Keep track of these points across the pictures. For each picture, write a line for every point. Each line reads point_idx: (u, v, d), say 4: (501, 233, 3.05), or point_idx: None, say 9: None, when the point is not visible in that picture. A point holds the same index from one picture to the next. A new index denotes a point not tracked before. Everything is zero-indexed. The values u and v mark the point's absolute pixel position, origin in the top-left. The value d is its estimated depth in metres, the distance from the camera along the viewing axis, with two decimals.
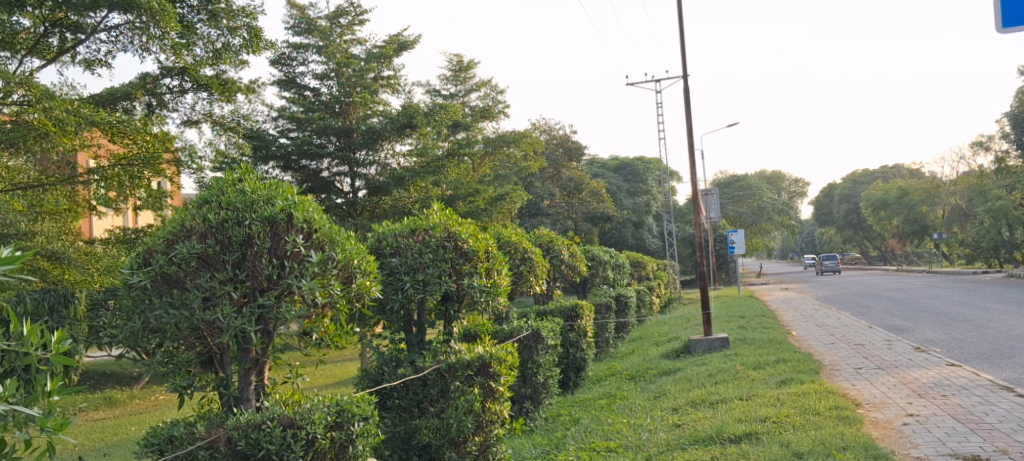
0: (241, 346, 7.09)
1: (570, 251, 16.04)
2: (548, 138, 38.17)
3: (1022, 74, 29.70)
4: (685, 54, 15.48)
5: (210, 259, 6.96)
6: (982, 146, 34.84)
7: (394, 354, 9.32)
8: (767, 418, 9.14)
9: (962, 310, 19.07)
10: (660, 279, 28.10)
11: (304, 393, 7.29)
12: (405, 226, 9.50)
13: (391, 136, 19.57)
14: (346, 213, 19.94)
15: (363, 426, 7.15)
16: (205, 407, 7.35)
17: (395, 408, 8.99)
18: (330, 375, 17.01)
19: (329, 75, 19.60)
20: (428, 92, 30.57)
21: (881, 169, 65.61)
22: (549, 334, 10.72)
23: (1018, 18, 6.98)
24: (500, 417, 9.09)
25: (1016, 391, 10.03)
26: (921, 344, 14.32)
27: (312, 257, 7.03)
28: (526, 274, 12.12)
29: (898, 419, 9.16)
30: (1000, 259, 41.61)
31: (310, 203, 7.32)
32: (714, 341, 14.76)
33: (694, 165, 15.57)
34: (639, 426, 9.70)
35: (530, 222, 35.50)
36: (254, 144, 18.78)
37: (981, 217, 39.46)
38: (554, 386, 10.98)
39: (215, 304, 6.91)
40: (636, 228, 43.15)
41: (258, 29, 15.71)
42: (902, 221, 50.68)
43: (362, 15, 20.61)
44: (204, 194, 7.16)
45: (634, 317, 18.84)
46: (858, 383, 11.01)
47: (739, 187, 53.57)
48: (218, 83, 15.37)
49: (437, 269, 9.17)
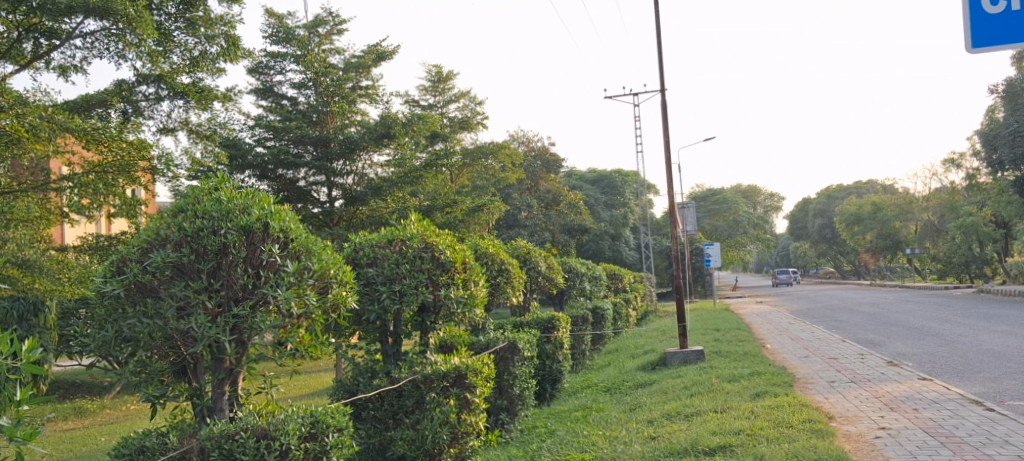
0: (214, 356, 7.04)
1: (548, 262, 16.04)
2: (526, 149, 38.19)
3: (992, 92, 29.98)
4: (662, 66, 15.56)
5: (185, 268, 6.91)
6: (953, 163, 35.18)
7: (369, 365, 9.28)
8: (740, 431, 9.18)
9: (934, 325, 19.24)
10: (637, 291, 28.16)
11: (279, 404, 7.24)
12: (382, 236, 9.51)
13: (368, 145, 19.56)
14: (323, 223, 19.85)
15: (338, 437, 7.09)
16: (178, 417, 7.28)
17: (370, 419, 8.94)
18: (305, 386, 16.87)
19: (306, 84, 19.56)
20: (406, 102, 30.57)
21: (855, 185, 66.10)
22: (525, 346, 10.70)
23: (987, 39, 6.97)
24: (476, 429, 9.08)
25: (986, 405, 10.13)
26: (894, 358, 14.44)
27: (288, 267, 7.01)
28: (503, 285, 12.12)
29: (871, 432, 9.21)
30: (971, 274, 42.02)
31: (287, 212, 7.29)
32: (689, 353, 14.79)
33: (671, 178, 15.64)
34: (615, 438, 9.70)
35: (508, 234, 35.54)
36: (230, 152, 18.62)
37: (953, 233, 39.80)
38: (530, 397, 10.99)
39: (189, 314, 6.87)
40: (613, 240, 43.22)
41: (236, 37, 15.69)
42: (875, 236, 51.06)
43: (340, 25, 20.59)
44: (179, 203, 7.11)
45: (611, 329, 18.83)
46: (831, 397, 11.08)
47: (715, 201, 53.83)
48: (194, 90, 15.23)
49: (414, 280, 9.16)
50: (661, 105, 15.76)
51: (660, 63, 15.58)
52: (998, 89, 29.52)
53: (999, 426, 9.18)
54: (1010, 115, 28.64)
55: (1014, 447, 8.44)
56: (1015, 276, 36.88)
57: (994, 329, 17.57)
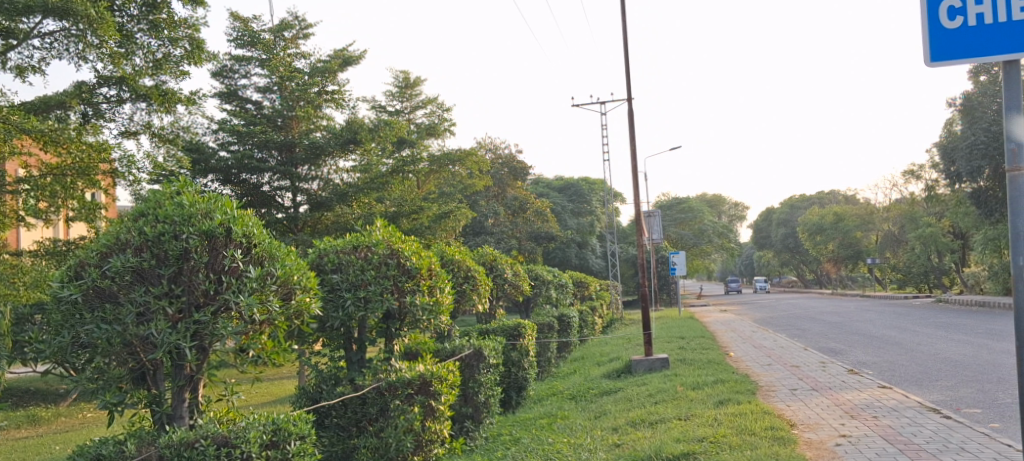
0: (174, 363, 6.91)
1: (514, 270, 15.98)
2: (494, 157, 38.19)
3: (951, 105, 30.40)
4: (628, 74, 15.61)
5: (145, 274, 6.80)
6: (913, 174, 35.64)
7: (333, 372, 9.18)
8: (704, 438, 9.20)
9: (894, 333, 19.48)
10: (603, 298, 28.21)
11: (240, 411, 7.13)
12: (347, 242, 9.44)
13: (334, 150, 19.45)
14: (287, 228, 19.61)
15: (300, 445, 7.00)
16: (137, 424, 7.15)
17: (332, 427, 8.87)
18: (267, 393, 16.69)
19: (271, 88, 19.43)
20: (374, 108, 30.48)
21: (817, 195, 66.81)
22: (490, 353, 10.66)
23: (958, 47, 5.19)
24: (440, 437, 9.04)
25: (943, 413, 10.24)
26: (855, 366, 14.59)
27: (251, 272, 6.93)
28: (469, 292, 12.08)
29: (831, 439, 9.28)
30: (930, 284, 42.62)
31: (249, 217, 7.19)
32: (655, 361, 14.82)
33: (637, 187, 15.68)
34: (579, 446, 9.69)
35: (474, 241, 35.51)
36: (193, 157, 18.41)
37: (912, 243, 40.30)
38: (495, 405, 10.97)
39: (150, 320, 6.77)
40: (579, 248, 43.33)
41: (201, 40, 15.60)
42: (837, 246, 51.57)
43: (306, 29, 20.47)
44: (140, 207, 6.99)
45: (577, 337, 18.80)
46: (793, 404, 11.15)
47: (680, 209, 54.15)
48: (157, 93, 15.02)
49: (379, 286, 9.09)
50: (628, 113, 15.81)
51: (628, 72, 15.63)
52: (956, 102, 30.00)
53: (956, 433, 9.28)
54: (968, 128, 29.09)
55: (969, 454, 8.53)
56: (973, 285, 37.48)
57: (952, 337, 17.81)
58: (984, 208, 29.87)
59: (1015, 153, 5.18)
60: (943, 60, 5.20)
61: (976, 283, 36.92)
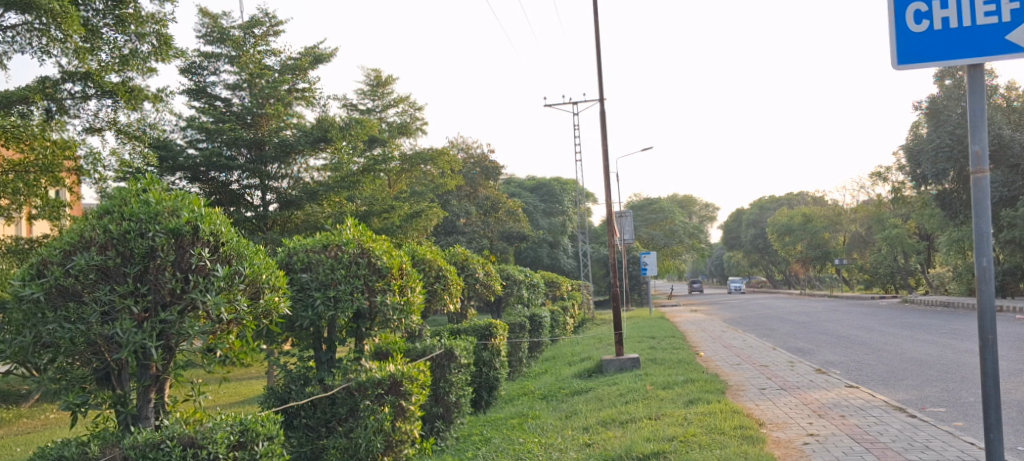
0: (140, 363, 6.80)
1: (485, 269, 15.92)
2: (466, 156, 38.12)
3: (917, 108, 30.73)
4: (600, 74, 15.63)
5: (110, 272, 6.69)
6: (880, 176, 35.98)
7: (302, 372, 9.11)
8: (674, 437, 9.21)
9: (860, 333, 19.63)
10: (575, 298, 28.22)
11: (207, 412, 7.01)
12: (317, 242, 9.35)
13: (304, 149, 19.33)
14: (256, 227, 19.36)
15: (268, 446, 6.89)
16: (101, 425, 7.04)
17: (302, 427, 8.89)
18: (236, 394, 16.52)
19: (241, 86, 19.26)
20: (345, 106, 30.34)
21: (786, 196, 67.44)
22: (461, 353, 10.61)
23: (925, 50, 5.21)
24: (410, 437, 8.94)
25: (909, 412, 10.32)
26: (823, 366, 14.70)
27: (218, 271, 6.84)
28: (440, 291, 12.03)
29: (799, 438, 9.31)
30: (896, 284, 43.08)
31: (217, 215, 7.09)
32: (625, 360, 14.83)
33: (609, 187, 15.70)
34: (550, 445, 9.68)
35: (446, 240, 35.40)
36: (160, 154, 18.15)
37: (879, 244, 40.70)
38: (465, 405, 10.91)
39: (114, 319, 6.66)
40: (551, 248, 43.36)
41: (168, 36, 15.46)
42: (805, 247, 51.72)
43: (277, 26, 20.30)
44: (105, 204, 6.87)
45: (548, 337, 18.76)
46: (761, 404, 11.18)
47: (651, 210, 54.38)
48: (124, 90, 14.86)
49: (349, 285, 9.02)
50: (600, 113, 15.82)
51: (600, 73, 15.64)
52: (922, 106, 30.36)
53: (921, 432, 9.35)
54: (933, 131, 29.45)
55: (933, 452, 8.60)
56: (938, 286, 37.97)
57: (917, 337, 17.99)
58: (949, 209, 30.23)
59: (978, 156, 5.17)
60: (909, 62, 5.21)
61: (941, 283, 37.40)
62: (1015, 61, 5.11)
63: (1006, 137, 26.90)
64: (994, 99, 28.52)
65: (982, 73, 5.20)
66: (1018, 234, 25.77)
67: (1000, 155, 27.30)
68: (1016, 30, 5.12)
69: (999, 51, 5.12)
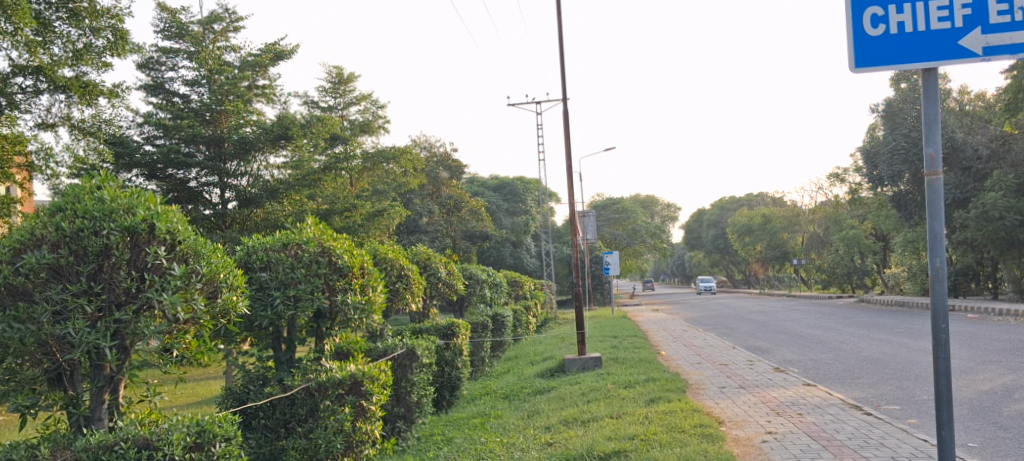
0: (93, 363, 6.65)
1: (448, 268, 15.84)
2: (429, 155, 37.97)
3: (874, 110, 31.12)
4: (563, 73, 15.61)
5: (62, 270, 6.55)
6: (838, 177, 36.37)
7: (261, 372, 9.00)
8: (635, 435, 9.23)
9: (818, 332, 19.78)
10: (537, 297, 28.17)
11: (162, 413, 6.88)
12: (276, 240, 9.19)
13: (264, 146, 19.09)
14: (214, 225, 19.13)
15: (226, 447, 6.77)
16: (52, 427, 6.90)
17: (259, 428, 8.72)
18: (192, 394, 16.25)
19: (199, 82, 19.02)
20: (306, 103, 30.09)
21: (746, 197, 68.21)
22: (423, 353, 10.54)
23: (878, 54, 5.24)
24: (371, 438, 8.84)
25: (865, 410, 10.43)
26: (781, 365, 14.79)
27: (174, 270, 6.70)
28: (402, 291, 11.96)
29: (757, 436, 9.36)
30: (853, 284, 43.64)
31: (174, 212, 6.94)
32: (588, 360, 14.82)
33: (571, 187, 15.69)
34: (512, 445, 9.63)
35: (408, 239, 35.18)
36: (116, 150, 17.83)
37: (836, 245, 41.19)
38: (427, 405, 10.83)
39: (66, 319, 6.51)
40: (514, 247, 43.33)
41: (124, 31, 15.25)
42: (764, 247, 52.34)
43: (237, 22, 20.08)
44: (57, 201, 6.69)
45: (510, 336, 18.68)
46: (720, 402, 11.24)
47: (614, 210, 54.59)
48: (77, 85, 14.65)
49: (309, 285, 8.91)
50: (563, 112, 15.81)
51: (562, 73, 15.63)
52: (878, 108, 30.79)
53: (875, 430, 9.44)
54: (889, 133, 29.89)
55: (888, 449, 8.68)
56: (892, 286, 38.51)
57: (873, 337, 18.19)
58: (904, 210, 30.54)
59: (932, 158, 5.21)
60: (866, 66, 5.24)
61: (895, 283, 37.93)
62: (967, 66, 5.15)
63: (959, 140, 27.35)
64: (948, 102, 29.02)
65: (936, 77, 5.25)
66: (969, 236, 26.15)
67: (953, 158, 27.76)
68: (968, 35, 5.16)
69: (954, 56, 5.15)
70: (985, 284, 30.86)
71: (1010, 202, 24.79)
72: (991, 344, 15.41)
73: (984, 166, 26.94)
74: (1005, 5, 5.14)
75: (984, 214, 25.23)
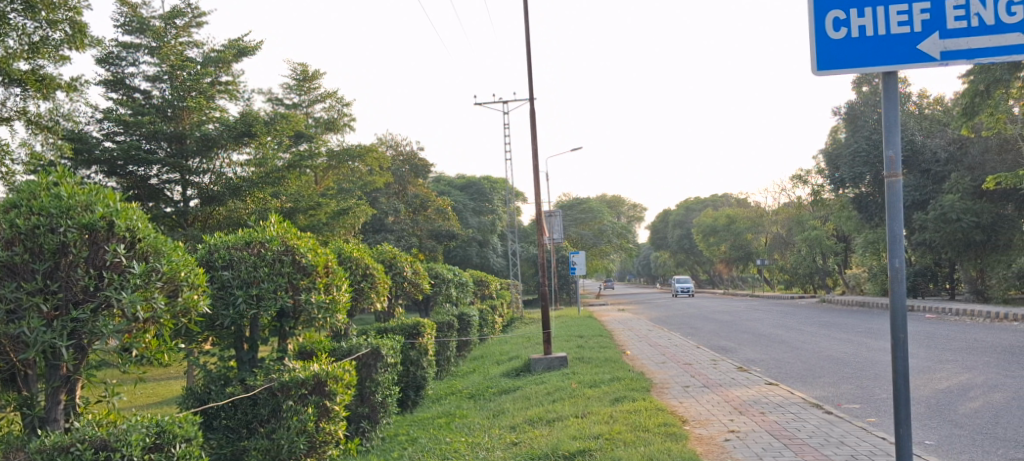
0: (49, 363, 6.51)
1: (413, 268, 15.77)
2: (394, 153, 37.79)
3: (836, 112, 31.41)
4: (529, 71, 15.60)
5: (17, 268, 6.44)
6: (801, 179, 36.70)
7: (222, 372, 8.92)
8: (599, 435, 9.23)
9: (779, 333, 19.93)
10: (504, 297, 28.11)
11: (121, 413, 6.76)
12: (239, 238, 9.06)
13: (227, 143, 18.85)
14: (176, 222, 18.94)
15: (186, 448, 6.69)
16: (6, 428, 6.74)
17: (221, 428, 8.69)
18: (151, 395, 16.02)
19: (161, 77, 18.79)
20: (270, 100, 29.86)
21: (711, 198, 68.70)
22: (388, 352, 10.47)
23: (837, 57, 5.28)
24: (335, 438, 8.73)
25: (825, 408, 10.53)
26: (743, 364, 14.90)
27: (134, 268, 6.60)
28: (366, 290, 11.88)
29: (720, 435, 9.40)
30: (814, 284, 44.06)
31: (134, 210, 6.84)
32: (553, 360, 14.80)
33: (538, 186, 15.68)
34: (476, 445, 9.59)
35: (374, 238, 34.98)
36: (75, 146, 17.60)
37: (799, 245, 41.59)
38: (392, 405, 10.76)
39: (21, 318, 6.38)
40: (480, 246, 43.23)
41: (82, 24, 15.07)
42: (728, 247, 52.76)
43: (199, 18, 19.87)
44: (12, 197, 6.55)
45: (475, 335, 18.59)
46: (685, 401, 11.32)
47: (580, 210, 54.73)
48: (34, 79, 14.47)
49: (272, 283, 8.82)
50: (530, 112, 15.79)
51: (529, 72, 15.62)
52: (841, 111, 31.22)
53: (836, 428, 9.54)
54: (852, 136, 30.36)
55: (848, 447, 8.75)
56: (854, 286, 38.94)
57: (834, 336, 18.35)
58: (865, 212, 30.68)
59: (892, 160, 5.25)
60: (828, 68, 5.27)
61: (856, 283, 38.37)
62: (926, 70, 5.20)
63: (918, 143, 27.82)
64: (908, 106, 29.45)
65: (896, 80, 5.29)
66: (927, 237, 26.52)
67: (913, 161, 28.14)
68: (927, 40, 5.21)
69: (913, 60, 5.20)
70: (943, 284, 31.30)
71: (967, 204, 25.17)
72: (949, 343, 15.63)
73: (942, 169, 27.34)
74: (961, 10, 5.19)
75: (942, 215, 25.57)
